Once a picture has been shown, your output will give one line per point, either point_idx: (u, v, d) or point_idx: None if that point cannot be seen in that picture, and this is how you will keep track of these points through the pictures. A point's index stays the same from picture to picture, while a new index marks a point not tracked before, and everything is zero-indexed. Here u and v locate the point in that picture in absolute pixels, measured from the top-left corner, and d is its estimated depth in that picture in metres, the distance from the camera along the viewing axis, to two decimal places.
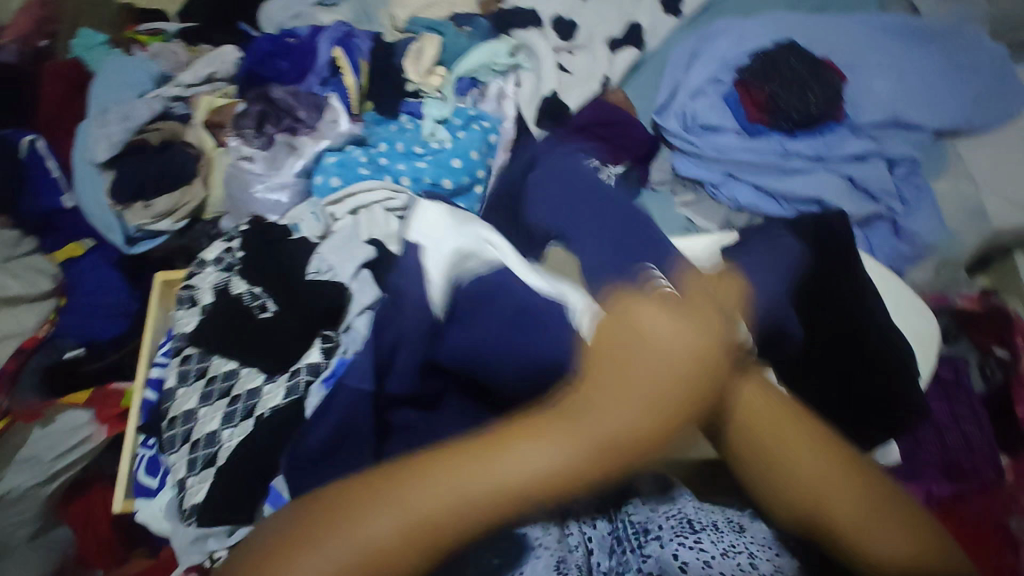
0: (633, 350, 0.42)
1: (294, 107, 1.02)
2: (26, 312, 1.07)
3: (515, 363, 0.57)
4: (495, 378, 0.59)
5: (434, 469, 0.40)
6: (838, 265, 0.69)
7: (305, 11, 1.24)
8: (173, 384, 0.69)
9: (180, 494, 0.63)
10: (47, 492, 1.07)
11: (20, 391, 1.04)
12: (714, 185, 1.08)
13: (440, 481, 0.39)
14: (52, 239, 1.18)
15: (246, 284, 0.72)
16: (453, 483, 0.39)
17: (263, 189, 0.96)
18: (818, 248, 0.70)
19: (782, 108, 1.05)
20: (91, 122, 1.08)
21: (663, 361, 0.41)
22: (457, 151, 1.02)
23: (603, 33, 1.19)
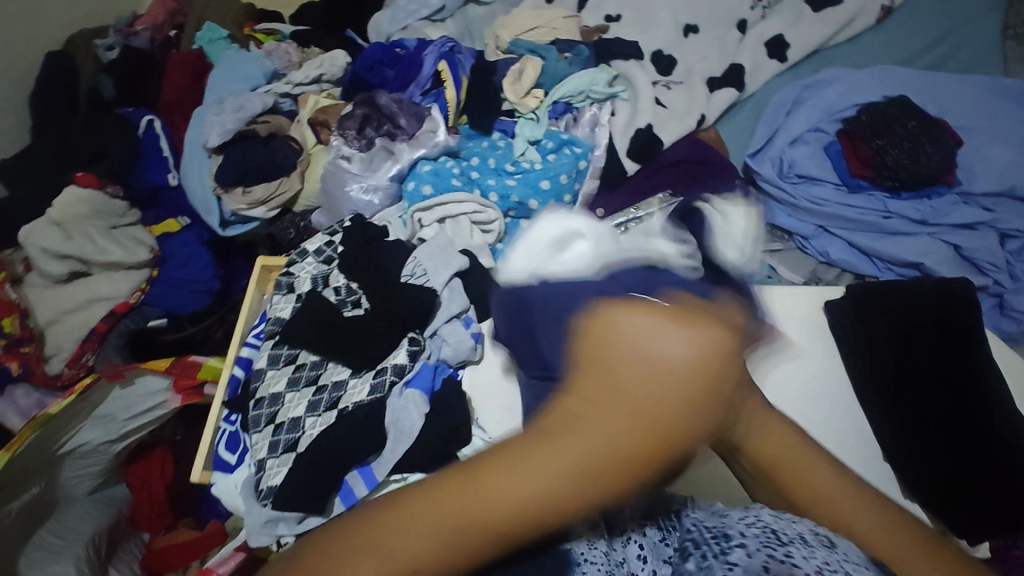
0: (626, 369, 0.40)
1: (397, 114, 1.06)
2: (123, 277, 1.13)
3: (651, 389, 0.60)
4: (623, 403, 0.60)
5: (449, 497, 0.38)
6: (948, 338, 0.66)
7: (413, 24, 1.29)
8: (262, 366, 0.70)
9: (258, 474, 0.66)
10: (112, 450, 1.13)
11: (105, 351, 1.13)
12: (805, 237, 1.05)
13: (465, 503, 0.37)
14: (153, 213, 1.26)
15: (343, 278, 0.75)
16: (485, 498, 0.37)
17: (359, 189, 1.01)
18: (929, 314, 0.67)
19: (890, 165, 0.99)
20: (208, 108, 1.15)
21: (649, 393, 0.39)
22: (546, 173, 1.02)
23: (703, 70, 1.17)
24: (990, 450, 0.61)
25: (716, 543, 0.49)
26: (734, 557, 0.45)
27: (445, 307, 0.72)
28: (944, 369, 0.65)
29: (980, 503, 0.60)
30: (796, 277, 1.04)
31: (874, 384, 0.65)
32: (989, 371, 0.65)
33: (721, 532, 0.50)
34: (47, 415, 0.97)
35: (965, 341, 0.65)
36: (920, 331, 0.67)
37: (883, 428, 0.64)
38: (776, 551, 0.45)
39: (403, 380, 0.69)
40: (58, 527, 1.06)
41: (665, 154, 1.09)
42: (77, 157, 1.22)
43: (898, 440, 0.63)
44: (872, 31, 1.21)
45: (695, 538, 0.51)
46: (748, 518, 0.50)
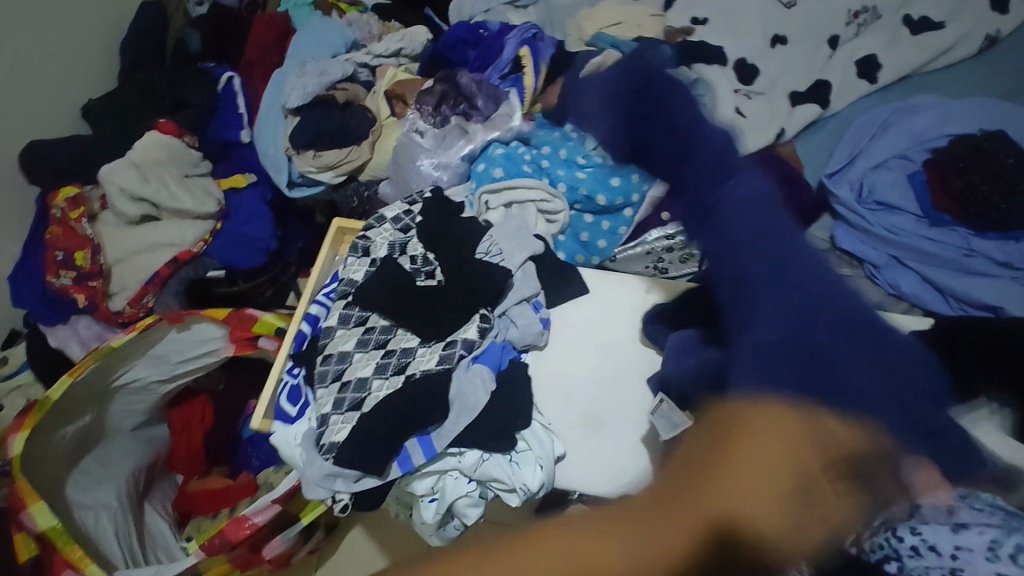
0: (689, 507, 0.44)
1: (474, 94, 1.06)
2: (190, 226, 1.17)
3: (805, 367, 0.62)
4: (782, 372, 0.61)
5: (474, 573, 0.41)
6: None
7: (497, 8, 1.29)
8: (333, 324, 0.71)
9: (321, 428, 0.67)
10: (161, 390, 1.17)
11: (165, 295, 1.17)
12: (875, 266, 1.01)
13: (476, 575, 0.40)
14: (223, 167, 1.29)
15: (420, 247, 0.75)
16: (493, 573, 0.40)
17: (430, 165, 1.02)
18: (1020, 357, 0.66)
19: (979, 203, 0.95)
20: (290, 70, 1.17)
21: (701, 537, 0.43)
22: (618, 169, 1.01)
23: (787, 83, 1.14)
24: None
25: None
26: None
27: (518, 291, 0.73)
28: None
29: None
30: None
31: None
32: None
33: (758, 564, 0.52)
34: (108, 347, 1.02)
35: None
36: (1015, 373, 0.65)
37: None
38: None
39: (471, 355, 0.68)
40: (103, 456, 1.11)
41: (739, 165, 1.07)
42: (159, 104, 1.26)
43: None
44: (973, 61, 1.15)
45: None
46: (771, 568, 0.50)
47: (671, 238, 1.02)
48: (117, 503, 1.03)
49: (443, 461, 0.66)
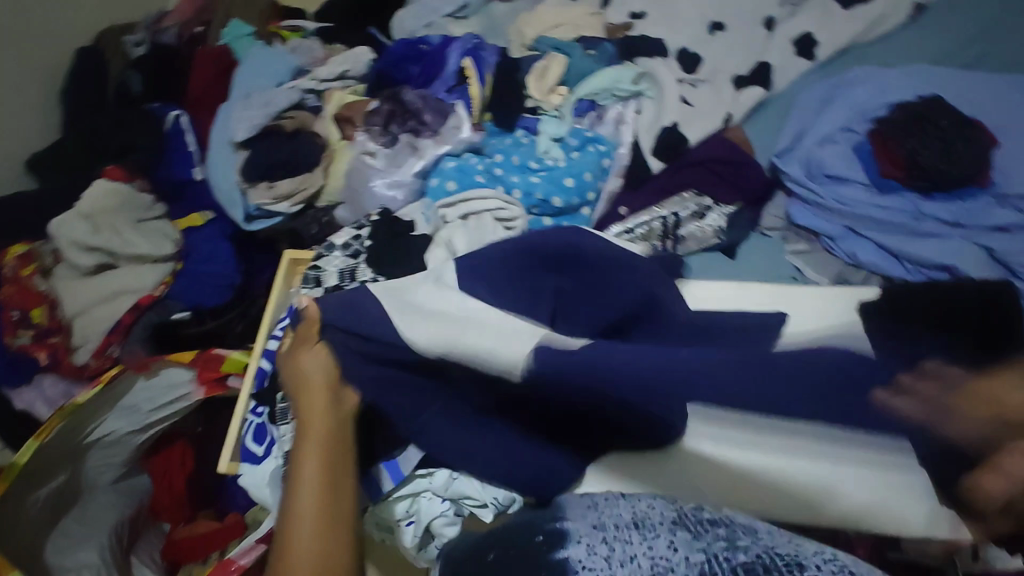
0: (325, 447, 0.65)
1: (421, 110, 1.06)
2: (149, 271, 1.15)
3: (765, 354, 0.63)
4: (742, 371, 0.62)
5: (293, 547, 0.61)
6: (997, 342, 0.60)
7: (437, 22, 1.29)
8: (292, 358, 0.70)
9: (287, 466, 0.66)
10: (136, 440, 1.14)
11: (130, 342, 1.14)
12: (832, 238, 1.02)
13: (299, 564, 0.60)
14: (177, 207, 1.27)
15: (373, 271, 0.75)
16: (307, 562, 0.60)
17: (383, 185, 1.01)
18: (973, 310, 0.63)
19: (922, 166, 0.98)
20: (234, 104, 1.16)
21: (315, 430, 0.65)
22: (571, 170, 1.02)
23: (729, 69, 1.15)
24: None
25: (788, 570, 0.44)
26: None
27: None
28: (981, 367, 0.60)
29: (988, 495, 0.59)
30: (820, 280, 1.01)
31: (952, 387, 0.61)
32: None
33: (793, 560, 0.44)
34: (74, 405, 0.99)
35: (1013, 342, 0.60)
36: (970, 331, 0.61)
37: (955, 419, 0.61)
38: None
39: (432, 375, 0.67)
40: (81, 515, 1.08)
41: (692, 152, 1.08)
42: (104, 150, 1.24)
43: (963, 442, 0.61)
44: (904, 30, 1.19)
45: (762, 560, 0.45)
46: (827, 555, 0.46)
47: (630, 232, 1.02)
48: (101, 560, 1.00)
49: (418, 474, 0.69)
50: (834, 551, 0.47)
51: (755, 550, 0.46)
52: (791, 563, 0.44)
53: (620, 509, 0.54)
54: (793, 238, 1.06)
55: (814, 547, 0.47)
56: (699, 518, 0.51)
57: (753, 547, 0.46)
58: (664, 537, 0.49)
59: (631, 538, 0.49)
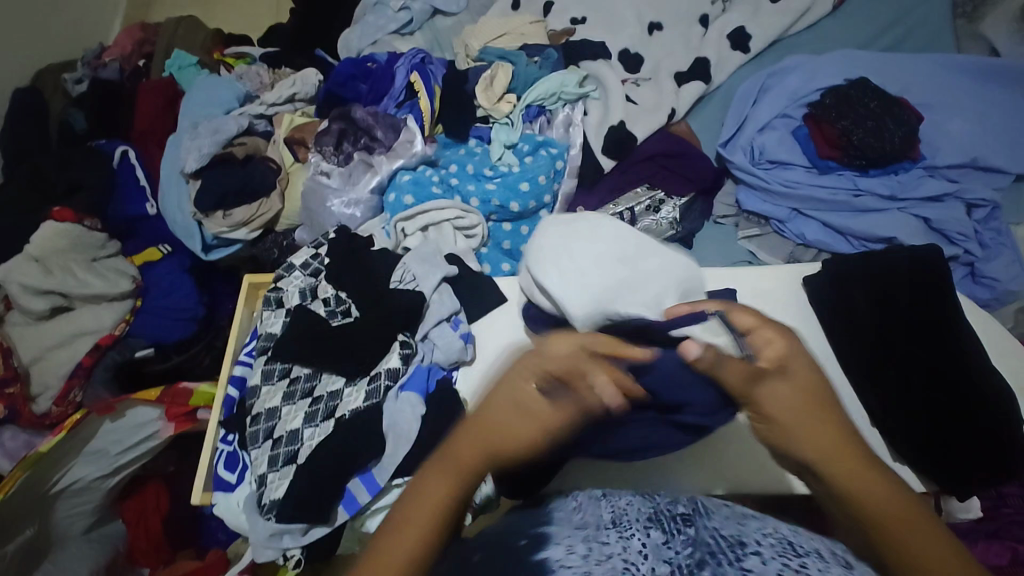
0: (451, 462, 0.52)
1: (373, 127, 1.07)
2: (106, 310, 1.12)
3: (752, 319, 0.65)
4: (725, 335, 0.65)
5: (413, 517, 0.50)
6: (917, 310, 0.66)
7: (383, 39, 1.30)
8: (257, 382, 0.70)
9: (260, 489, 0.66)
10: (107, 484, 1.11)
11: (92, 384, 1.11)
12: (780, 221, 1.07)
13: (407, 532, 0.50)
14: (132, 243, 1.24)
15: (332, 287, 0.75)
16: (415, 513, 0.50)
17: (340, 204, 1.02)
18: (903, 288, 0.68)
19: (857, 146, 1.02)
20: (183, 134, 1.15)
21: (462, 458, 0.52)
22: (526, 174, 1.03)
23: (670, 66, 1.19)
24: (954, 417, 0.62)
25: (730, 550, 0.49)
26: (746, 564, 0.47)
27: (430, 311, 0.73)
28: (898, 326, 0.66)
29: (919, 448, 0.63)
30: (774, 259, 1.06)
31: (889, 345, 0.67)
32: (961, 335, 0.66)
33: (737, 540, 0.50)
34: (37, 455, 0.96)
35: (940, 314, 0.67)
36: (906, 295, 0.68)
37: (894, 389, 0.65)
38: (790, 561, 0.47)
39: (398, 384, 0.69)
40: (52, 568, 1.05)
41: (640, 149, 1.12)
42: (50, 192, 1.21)
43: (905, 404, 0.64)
44: (829, 18, 1.25)
45: (710, 548, 0.50)
46: (768, 531, 0.52)
47: None
48: None
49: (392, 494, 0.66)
50: (776, 525, 0.53)
51: (703, 540, 0.51)
52: (737, 544, 0.50)
53: (601, 508, 0.57)
54: (745, 224, 1.10)
55: (758, 525, 0.53)
56: (671, 512, 0.55)
57: (704, 534, 0.52)
58: (638, 537, 0.52)
59: (608, 537, 0.52)
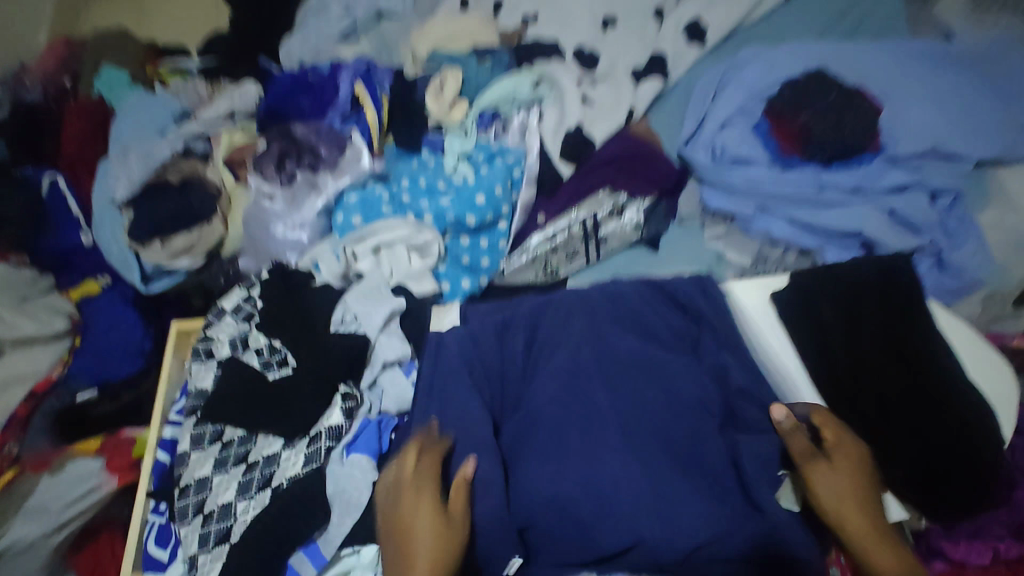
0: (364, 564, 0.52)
1: (316, 144, 1.01)
2: (41, 353, 1.04)
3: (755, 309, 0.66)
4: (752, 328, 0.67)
5: None
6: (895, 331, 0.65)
7: (326, 47, 1.23)
8: (186, 449, 0.67)
9: (191, 572, 0.61)
10: (53, 542, 0.99)
11: (31, 434, 1.02)
12: (746, 220, 1.04)
13: None
14: (68, 277, 1.15)
15: (265, 336, 0.71)
16: None
17: (285, 229, 0.96)
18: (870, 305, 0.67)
19: (817, 139, 1.01)
20: (111, 159, 1.06)
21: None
22: (481, 186, 0.99)
23: (626, 64, 1.15)
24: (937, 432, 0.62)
25: None
26: None
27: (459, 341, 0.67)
28: (952, 404, 0.61)
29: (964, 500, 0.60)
30: (742, 260, 1.04)
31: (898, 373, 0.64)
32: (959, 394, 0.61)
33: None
34: None
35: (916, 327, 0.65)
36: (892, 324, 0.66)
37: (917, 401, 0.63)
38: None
39: (344, 444, 0.64)
40: None
41: (599, 153, 1.08)
42: None
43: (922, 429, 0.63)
44: (785, 9, 1.22)
45: None
46: None
47: (552, 240, 1.01)
48: None
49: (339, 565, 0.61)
50: None
51: None
52: None
53: None
54: (711, 223, 1.07)
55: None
56: None
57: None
58: None
59: None
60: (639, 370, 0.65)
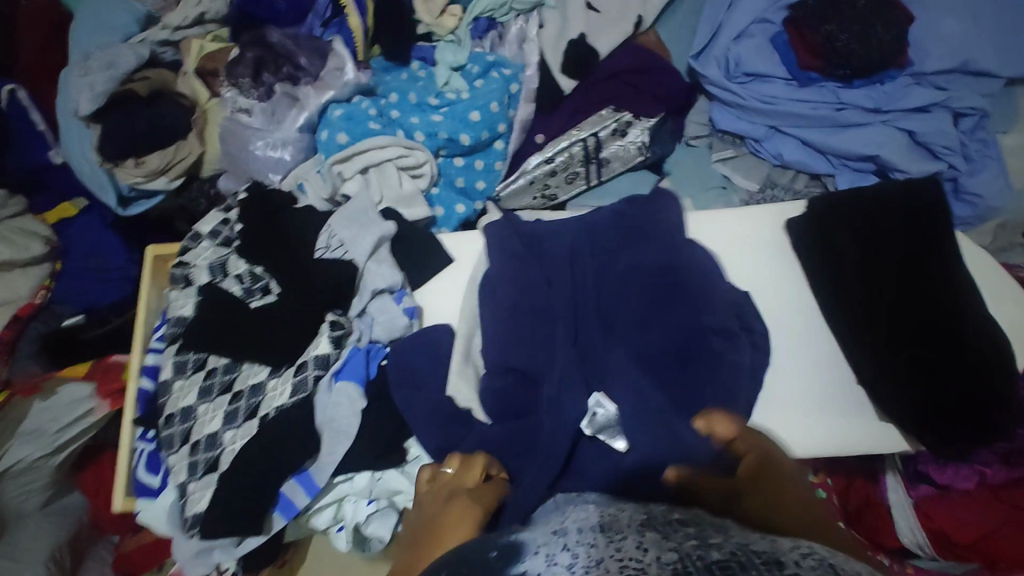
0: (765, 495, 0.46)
1: (295, 52, 0.93)
2: (19, 278, 0.99)
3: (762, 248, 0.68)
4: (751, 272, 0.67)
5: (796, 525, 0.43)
6: (921, 260, 0.62)
7: None
8: (169, 377, 0.65)
9: (181, 501, 0.61)
10: (53, 463, 1.05)
11: (19, 359, 0.99)
12: (756, 140, 0.99)
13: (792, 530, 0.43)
14: (42, 198, 1.09)
15: (246, 263, 0.67)
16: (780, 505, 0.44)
17: (264, 147, 0.90)
18: (900, 237, 0.63)
19: (840, 53, 0.91)
20: (72, 69, 0.96)
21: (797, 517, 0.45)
22: (475, 102, 0.92)
23: None
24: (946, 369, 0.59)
25: None
26: None
27: (474, 270, 0.68)
28: (966, 335, 0.59)
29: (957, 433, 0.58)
30: (749, 186, 1.01)
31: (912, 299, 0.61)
32: (974, 326, 0.60)
33: (769, 556, 0.33)
34: None
35: (937, 262, 0.62)
36: (921, 247, 0.62)
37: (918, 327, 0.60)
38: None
39: (331, 372, 0.62)
40: (10, 549, 1.01)
41: (603, 66, 1.00)
42: None
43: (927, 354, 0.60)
44: None
45: None
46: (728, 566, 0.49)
47: (550, 161, 0.98)
48: None
49: (332, 489, 0.63)
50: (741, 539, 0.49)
51: None
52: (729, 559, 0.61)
53: None
54: (719, 144, 1.03)
55: (784, 537, 0.37)
56: None
57: (725, 543, 0.35)
58: None
59: None
60: (652, 294, 0.63)
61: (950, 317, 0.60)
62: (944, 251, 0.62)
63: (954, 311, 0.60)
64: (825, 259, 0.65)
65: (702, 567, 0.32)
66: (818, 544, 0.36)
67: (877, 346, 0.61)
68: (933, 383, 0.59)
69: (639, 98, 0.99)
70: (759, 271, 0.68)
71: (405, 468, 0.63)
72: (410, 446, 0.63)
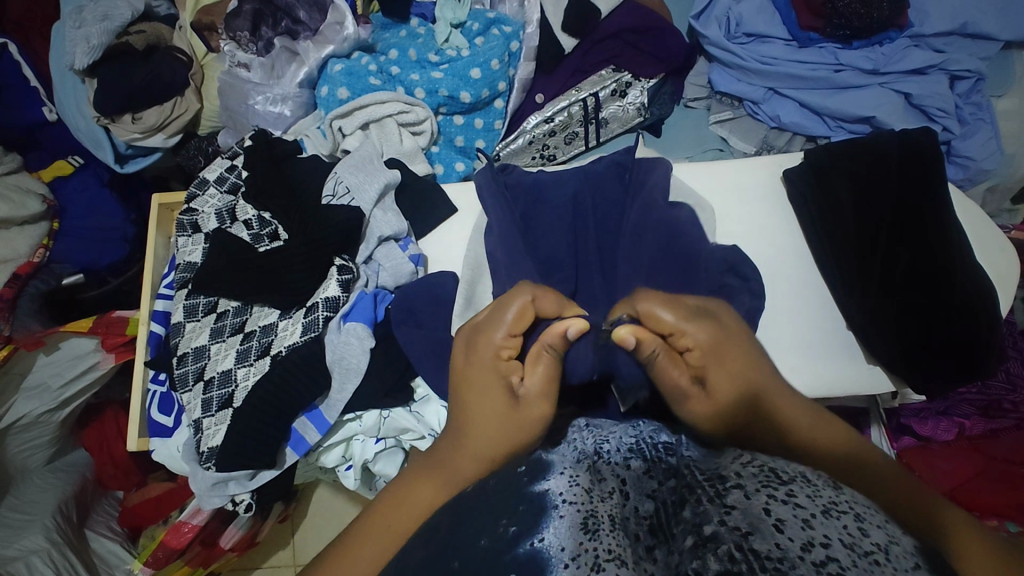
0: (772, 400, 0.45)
1: (293, 6, 0.92)
2: (18, 235, 0.97)
3: (759, 203, 0.71)
4: (748, 224, 0.71)
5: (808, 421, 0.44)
6: (914, 209, 0.63)
7: None
8: (180, 320, 0.67)
9: (196, 435, 0.64)
10: (58, 417, 1.07)
11: (21, 316, 0.94)
12: (755, 102, 1.00)
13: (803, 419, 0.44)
14: (38, 156, 1.08)
15: (252, 209, 0.68)
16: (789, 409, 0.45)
17: (264, 102, 0.89)
18: (891, 185, 0.64)
19: (840, 13, 0.90)
20: (66, 21, 0.94)
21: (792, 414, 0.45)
22: (475, 59, 0.91)
23: None
24: (935, 314, 0.61)
25: None
26: None
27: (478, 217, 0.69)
28: (955, 278, 0.61)
29: (937, 373, 0.61)
30: (746, 148, 1.02)
31: (904, 247, 0.63)
32: (961, 270, 0.61)
33: (716, 474, 0.34)
34: None
35: (931, 212, 0.63)
36: (913, 197, 0.64)
37: (907, 273, 0.62)
38: (775, 491, 0.31)
39: (339, 314, 0.64)
40: (18, 503, 1.02)
41: (604, 24, 0.99)
42: None
43: (914, 300, 0.62)
44: None
45: None
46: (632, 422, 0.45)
47: (549, 121, 0.99)
48: (50, 543, 0.95)
49: (341, 428, 0.66)
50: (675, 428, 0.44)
51: None
52: None
53: None
54: (717, 106, 1.04)
55: (737, 453, 0.37)
56: None
57: (685, 463, 0.37)
58: None
59: None
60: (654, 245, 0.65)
61: (941, 263, 0.61)
62: (937, 200, 0.63)
63: (944, 254, 0.62)
64: (821, 210, 0.67)
65: (671, 503, 0.33)
66: (769, 453, 0.37)
67: (866, 294, 0.64)
68: (917, 327, 0.62)
69: (639, 58, 0.99)
70: (753, 222, 0.71)
71: (412, 408, 0.66)
72: (417, 385, 0.66)
